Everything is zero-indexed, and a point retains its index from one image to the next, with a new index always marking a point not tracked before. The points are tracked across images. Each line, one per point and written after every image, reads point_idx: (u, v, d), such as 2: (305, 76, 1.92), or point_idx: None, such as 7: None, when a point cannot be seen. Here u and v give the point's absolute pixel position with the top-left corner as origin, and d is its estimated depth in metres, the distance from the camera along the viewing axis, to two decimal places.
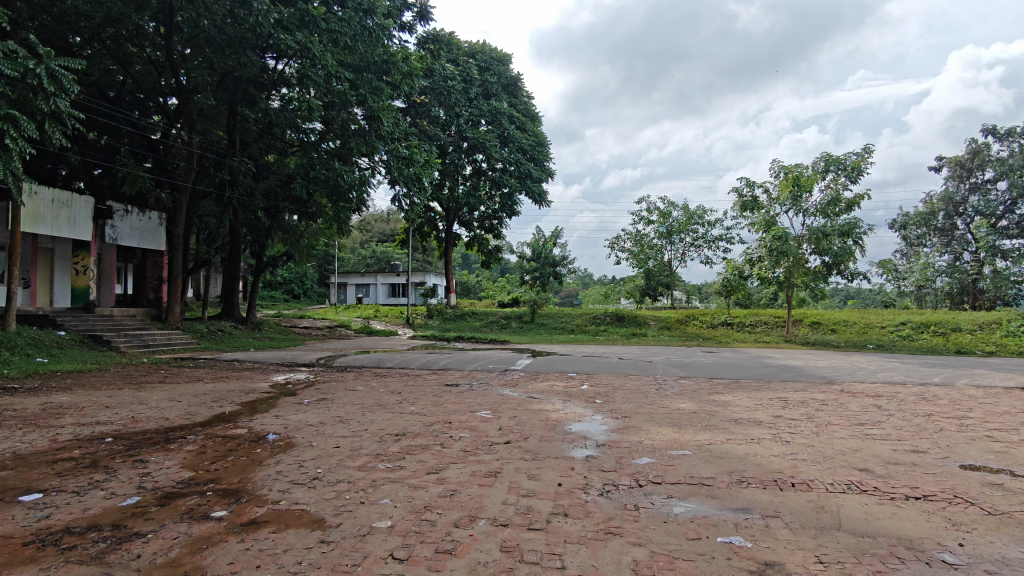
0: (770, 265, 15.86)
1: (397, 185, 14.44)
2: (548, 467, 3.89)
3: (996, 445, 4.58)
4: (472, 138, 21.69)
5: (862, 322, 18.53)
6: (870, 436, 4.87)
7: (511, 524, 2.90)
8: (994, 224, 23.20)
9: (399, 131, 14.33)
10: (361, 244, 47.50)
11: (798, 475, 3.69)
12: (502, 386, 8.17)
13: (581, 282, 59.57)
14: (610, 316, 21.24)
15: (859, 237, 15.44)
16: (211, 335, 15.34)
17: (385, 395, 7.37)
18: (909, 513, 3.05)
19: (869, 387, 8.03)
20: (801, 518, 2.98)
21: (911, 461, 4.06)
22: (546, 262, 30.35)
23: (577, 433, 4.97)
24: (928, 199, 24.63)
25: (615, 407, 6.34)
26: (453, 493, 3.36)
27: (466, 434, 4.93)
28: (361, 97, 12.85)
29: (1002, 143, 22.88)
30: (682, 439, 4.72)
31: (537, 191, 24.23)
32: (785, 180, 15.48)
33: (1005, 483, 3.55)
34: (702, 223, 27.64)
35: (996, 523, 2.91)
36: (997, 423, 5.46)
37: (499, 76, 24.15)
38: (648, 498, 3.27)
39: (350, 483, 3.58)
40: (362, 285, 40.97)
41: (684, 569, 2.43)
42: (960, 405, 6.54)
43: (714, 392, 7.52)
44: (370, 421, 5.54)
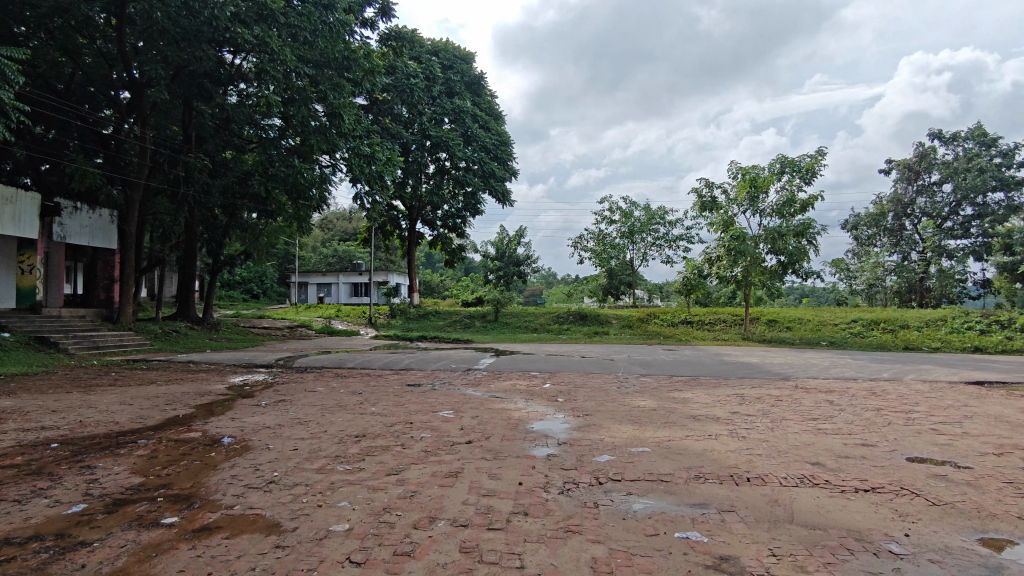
0: (728, 264, 16.19)
1: (358, 182, 14.30)
2: (509, 466, 3.88)
3: (940, 437, 4.76)
4: (435, 137, 21.52)
5: (816, 320, 19.02)
6: (823, 431, 5.01)
7: (471, 524, 2.88)
8: (940, 225, 24.18)
9: (362, 128, 14.13)
10: (323, 243, 46.81)
11: (753, 470, 3.76)
12: (464, 385, 8.11)
13: (545, 281, 59.74)
14: (574, 316, 21.37)
15: (813, 237, 15.86)
16: (164, 336, 14.84)
17: (346, 396, 7.28)
18: (859, 505, 3.14)
19: (821, 383, 8.28)
20: (755, 512, 3.04)
21: (861, 455, 4.18)
22: (509, 262, 30.52)
23: (539, 432, 4.97)
24: (878, 201, 25.54)
25: (576, 406, 6.36)
26: (413, 494, 3.34)
27: (427, 434, 4.89)
28: (322, 93, 12.63)
29: (948, 147, 23.88)
30: (642, 436, 4.77)
31: (500, 190, 24.22)
32: (743, 181, 15.80)
33: (949, 475, 3.69)
34: (663, 223, 28.07)
35: (939, 514, 3.02)
36: (941, 417, 5.69)
37: (463, 74, 24.08)
38: (608, 495, 3.29)
39: (307, 486, 3.51)
40: (323, 284, 40.41)
41: (641, 566, 2.45)
42: (907, 399, 6.77)
43: (674, 389, 7.63)
44: (329, 423, 5.44)
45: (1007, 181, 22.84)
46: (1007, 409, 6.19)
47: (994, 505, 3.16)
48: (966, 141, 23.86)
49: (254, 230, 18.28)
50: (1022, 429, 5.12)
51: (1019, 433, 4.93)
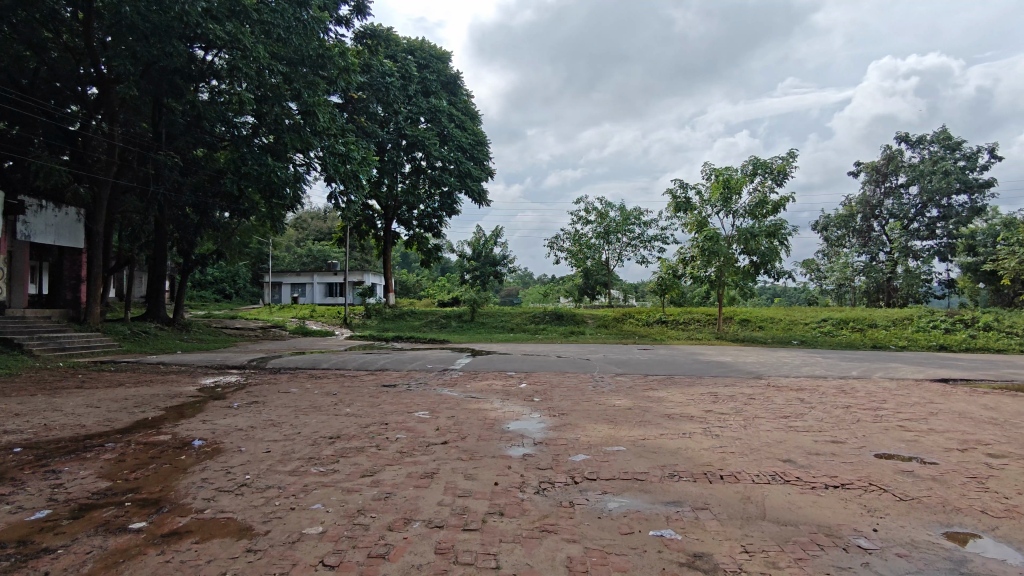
0: (702, 264, 16.40)
1: (333, 182, 14.15)
2: (485, 466, 3.87)
3: (907, 434, 4.87)
4: (411, 136, 21.43)
5: (787, 319, 19.35)
6: (794, 428, 5.09)
7: (446, 525, 2.87)
8: (906, 226, 24.75)
9: (336, 126, 14.01)
10: (297, 242, 46.28)
11: (726, 468, 3.81)
12: (440, 385, 8.10)
13: (522, 281, 59.76)
14: (549, 316, 21.44)
15: (784, 238, 16.11)
16: (133, 338, 14.47)
17: (321, 397, 7.20)
18: (828, 501, 3.20)
19: (792, 381, 8.43)
20: (728, 509, 3.08)
21: (831, 452, 4.26)
22: (486, 261, 30.56)
23: (515, 432, 4.96)
24: (847, 203, 26.07)
25: (552, 406, 6.37)
26: (388, 495, 3.31)
27: (403, 435, 4.86)
28: (296, 91, 12.52)
29: (914, 150, 24.47)
30: (617, 435, 4.80)
31: (477, 190, 24.17)
32: (716, 182, 15.99)
33: (915, 470, 3.78)
34: (638, 223, 28.32)
35: (906, 509, 3.09)
36: (908, 413, 5.83)
37: (439, 73, 24.00)
38: (583, 494, 3.31)
39: (280, 489, 3.46)
40: (297, 284, 39.97)
41: (617, 564, 2.46)
42: (874, 397, 6.93)
43: (649, 388, 7.70)
44: (303, 424, 5.39)
45: (970, 184, 23.50)
46: (970, 405, 6.35)
47: (957, 499, 3.24)
48: (931, 144, 24.46)
49: (226, 230, 18.00)
50: (984, 425, 5.26)
51: (981, 429, 5.07)
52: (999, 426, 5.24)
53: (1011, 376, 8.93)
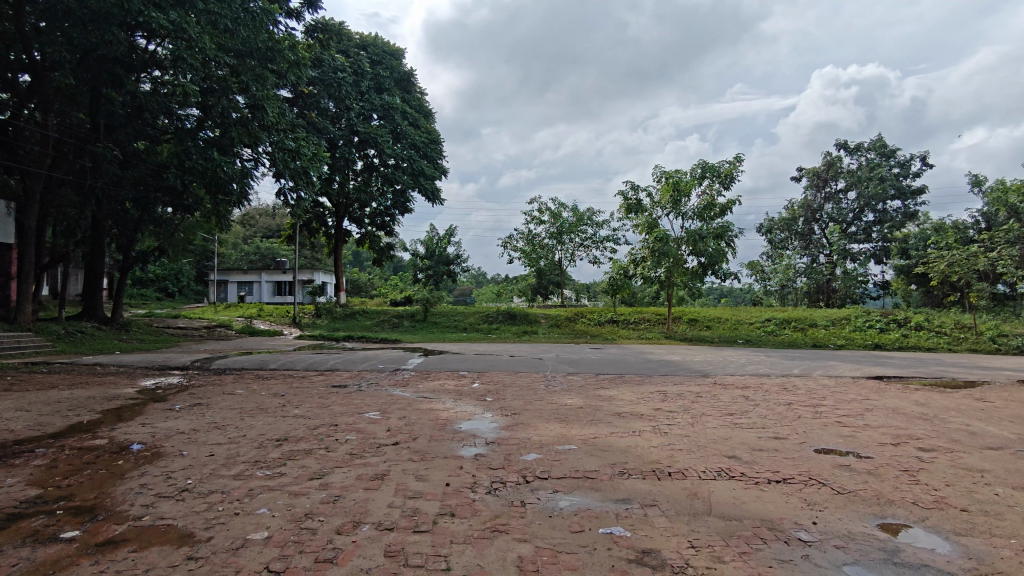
0: (652, 265, 16.66)
1: (282, 178, 13.82)
2: (436, 467, 3.84)
3: (845, 429, 5.07)
4: (363, 133, 21.15)
5: (733, 319, 19.87)
6: (739, 425, 5.23)
7: (397, 527, 2.83)
8: (845, 230, 25.78)
9: (286, 122, 13.69)
10: (244, 239, 45.11)
11: (674, 465, 3.88)
12: (392, 386, 8.02)
13: (475, 281, 59.66)
14: (503, 316, 21.44)
15: (731, 240, 16.55)
16: (68, 338, 13.80)
17: (268, 398, 7.02)
18: (771, 496, 3.29)
19: (738, 379, 8.66)
20: (675, 506, 3.14)
21: (774, 447, 4.39)
22: (439, 260, 30.42)
23: (467, 432, 4.95)
24: (790, 207, 26.94)
25: (504, 405, 6.39)
26: (336, 499, 3.25)
27: (353, 436, 4.79)
28: (244, 84, 12.16)
29: (852, 157, 25.51)
30: (569, 434, 4.82)
31: (430, 188, 23.98)
32: (666, 185, 16.29)
33: (853, 465, 3.92)
34: (591, 224, 28.69)
35: (843, 502, 3.21)
36: (845, 410, 6.07)
37: (392, 70, 23.74)
38: (534, 494, 3.32)
39: (224, 494, 3.35)
40: (243, 282, 38.91)
41: (567, 563, 2.48)
42: (815, 394, 7.19)
43: (600, 388, 7.78)
44: (249, 427, 5.25)
45: (903, 191, 24.64)
46: (903, 402, 6.64)
47: (891, 492, 3.38)
48: (868, 151, 25.55)
49: (169, 225, 17.32)
50: (915, 420, 5.52)
51: (912, 425, 5.32)
52: (928, 421, 5.50)
53: (940, 374, 9.41)
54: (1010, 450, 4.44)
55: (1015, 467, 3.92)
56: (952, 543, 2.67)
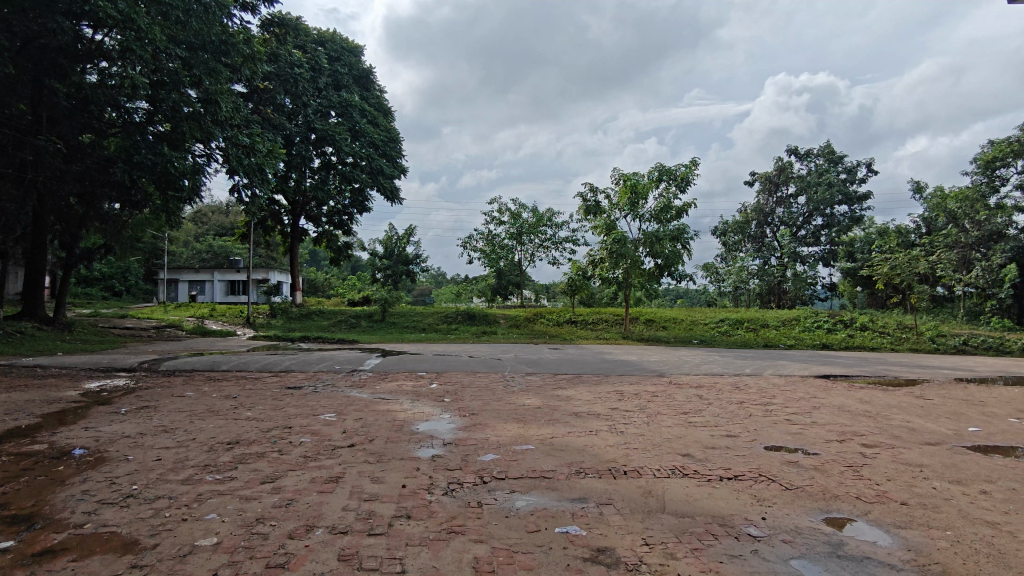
0: (610, 266, 16.86)
1: (236, 175, 13.47)
2: (392, 469, 3.80)
3: (793, 427, 5.22)
4: (321, 130, 20.83)
5: (688, 320, 20.25)
6: (693, 424, 5.32)
7: (351, 531, 2.79)
8: (795, 233, 26.60)
9: (240, 117, 13.39)
10: (196, 237, 43.91)
11: (630, 463, 3.94)
12: (349, 387, 7.90)
13: (436, 281, 59.43)
14: (462, 316, 21.37)
15: (687, 242, 16.89)
16: (4, 337, 13.17)
17: (219, 400, 6.83)
18: (722, 493, 3.36)
19: (692, 379, 8.83)
20: (631, 504, 3.18)
21: (726, 445, 4.48)
22: (398, 260, 30.18)
23: (424, 433, 4.92)
24: (743, 210, 27.65)
25: (462, 405, 6.38)
26: (289, 502, 3.18)
27: (307, 439, 4.70)
28: (196, 78, 11.83)
29: (802, 163, 26.34)
30: (526, 434, 4.84)
31: (389, 187, 23.75)
32: (624, 187, 16.50)
33: (801, 461, 4.04)
34: (550, 225, 28.87)
35: (791, 497, 3.30)
36: (794, 407, 6.26)
37: (350, 67, 23.45)
38: (491, 494, 3.32)
39: (171, 499, 3.25)
40: (195, 281, 37.91)
41: (522, 563, 2.48)
42: (766, 393, 7.37)
43: (558, 387, 7.83)
44: (199, 430, 5.10)
45: (850, 196, 25.58)
46: (848, 400, 6.87)
47: (837, 487, 3.50)
48: (818, 157, 26.41)
49: (117, 222, 16.73)
50: (860, 418, 5.72)
51: (857, 422, 5.50)
52: (872, 418, 5.71)
53: (883, 372, 9.78)
54: (947, 445, 4.64)
55: (951, 462, 4.10)
56: (892, 536, 2.78)
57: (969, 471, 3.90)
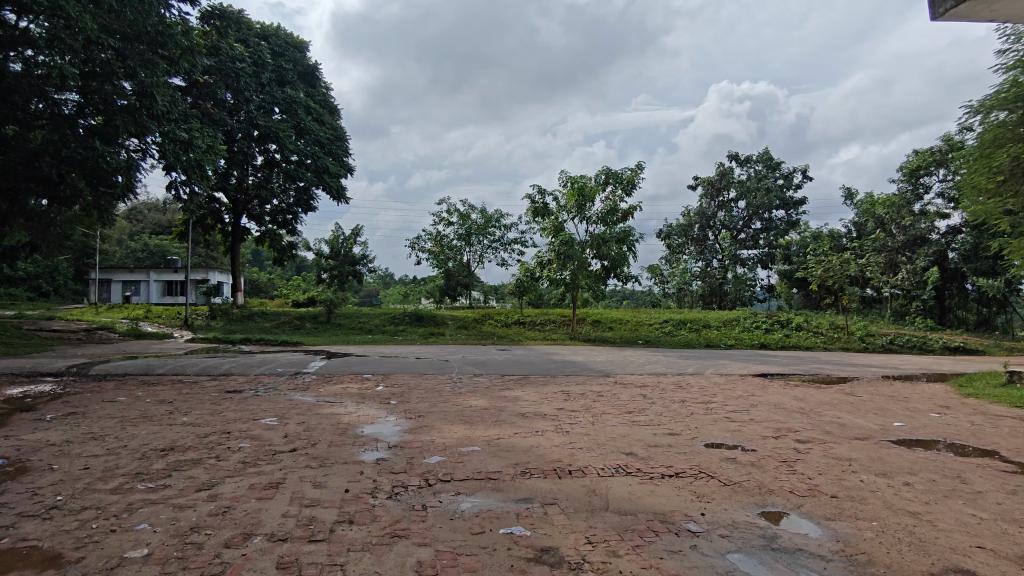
0: (558, 267, 17.01)
1: (174, 171, 12.99)
2: (335, 474, 3.73)
3: (732, 424, 5.38)
4: (264, 127, 20.31)
5: (634, 321, 20.62)
6: (637, 423, 5.42)
7: (291, 538, 2.73)
8: (735, 236, 27.45)
9: (178, 111, 12.89)
10: (130, 235, 42.09)
11: (575, 463, 3.98)
12: (292, 390, 7.71)
13: (384, 282, 58.74)
14: (409, 317, 21.19)
15: (632, 245, 17.21)
16: None
17: (153, 406, 6.56)
18: (664, 490, 3.44)
19: (637, 379, 9.00)
20: (575, 503, 3.21)
21: (668, 443, 4.58)
22: (344, 260, 29.66)
23: (369, 436, 4.84)
24: (686, 214, 28.35)
25: (409, 407, 6.32)
26: (226, 510, 3.08)
27: (247, 444, 4.56)
28: (131, 69, 11.30)
29: (742, 168, 27.22)
30: (473, 435, 4.84)
31: (335, 186, 23.27)
32: (571, 190, 16.67)
33: (738, 458, 4.16)
34: (499, 226, 28.89)
35: (729, 493, 3.40)
36: (734, 405, 6.45)
37: (295, 62, 22.95)
38: (437, 496, 3.30)
39: (99, 510, 3.10)
40: (129, 281, 36.40)
41: (467, 565, 2.47)
42: (707, 391, 7.59)
43: (505, 388, 7.85)
44: (131, 436, 4.88)
45: (787, 201, 26.57)
46: (784, 397, 7.13)
47: (772, 482, 3.62)
48: (756, 163, 27.36)
49: (43, 219, 15.83)
50: (795, 414, 5.94)
51: (791, 418, 5.72)
52: (806, 415, 5.94)
53: (817, 371, 10.20)
54: (873, 440, 4.86)
55: (877, 455, 4.30)
56: (823, 528, 2.90)
57: (894, 464, 4.10)
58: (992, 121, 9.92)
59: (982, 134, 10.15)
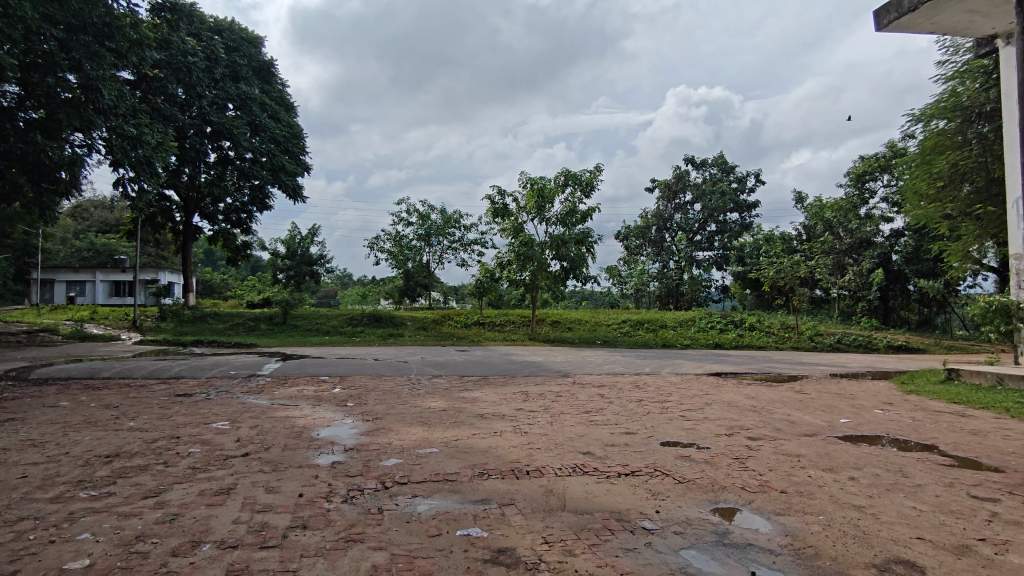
0: (518, 268, 17.05)
1: (121, 168, 12.54)
2: (289, 478, 3.65)
3: (687, 423, 5.48)
4: (217, 123, 19.79)
5: (592, 321, 20.82)
6: (595, 422, 5.47)
7: (241, 545, 2.65)
8: (691, 238, 27.98)
9: (126, 106, 12.45)
10: (74, 233, 40.45)
11: (532, 463, 3.99)
12: (245, 393, 7.53)
13: (341, 283, 57.91)
14: (367, 318, 20.97)
15: (591, 246, 17.38)
16: None
17: (98, 411, 6.30)
18: (620, 488, 3.48)
19: (595, 378, 9.09)
20: (532, 503, 3.22)
21: (625, 442, 4.63)
22: (301, 260, 29.14)
23: (325, 439, 4.77)
24: (643, 216, 28.74)
25: (366, 410, 6.23)
26: (174, 518, 2.98)
27: (197, 449, 4.43)
28: (75, 62, 10.82)
29: (698, 172, 27.77)
30: (431, 437, 4.81)
31: (292, 185, 22.75)
32: (531, 191, 16.72)
33: (693, 456, 4.24)
34: (459, 227, 28.77)
35: (683, 490, 3.46)
36: (689, 404, 6.58)
37: (250, 58, 22.39)
38: (393, 499, 3.26)
39: (38, 520, 2.97)
40: (74, 281, 35.01)
41: (422, 568, 2.45)
42: (663, 390, 7.71)
43: (464, 389, 7.82)
44: (74, 443, 4.69)
45: (741, 205, 27.22)
46: (737, 396, 7.31)
47: (724, 478, 3.70)
48: (712, 167, 27.94)
49: None
50: (747, 412, 6.09)
51: (744, 416, 5.86)
52: (758, 413, 6.10)
53: (769, 369, 10.47)
54: (821, 436, 5.02)
55: (825, 451, 4.44)
56: (773, 523, 2.97)
57: (840, 459, 4.24)
58: (934, 128, 10.44)
59: (924, 141, 10.65)
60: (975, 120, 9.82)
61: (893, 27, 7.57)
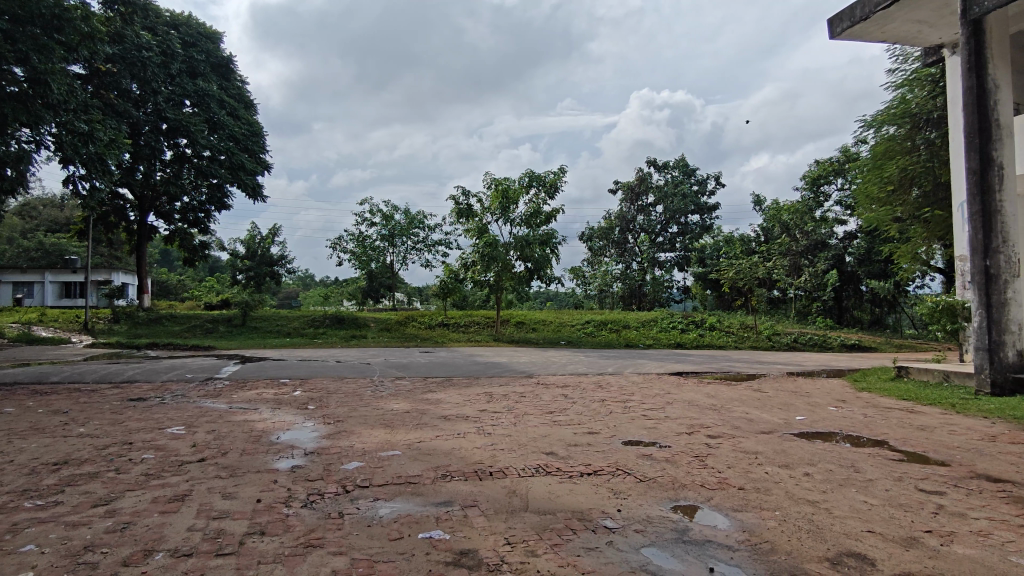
0: (482, 269, 17.03)
1: (72, 164, 12.12)
2: (246, 483, 3.57)
3: (649, 422, 5.54)
4: (173, 120, 19.27)
5: (556, 322, 20.94)
6: (558, 422, 5.49)
7: (196, 553, 2.59)
8: (654, 239, 28.37)
9: (76, 100, 12.03)
10: (21, 232, 38.92)
11: (495, 464, 3.99)
12: (202, 397, 7.34)
13: (303, 283, 56.97)
14: (329, 319, 20.70)
15: (555, 247, 17.47)
16: None
17: (46, 417, 6.06)
18: (582, 488, 3.50)
19: (559, 378, 9.13)
20: (495, 504, 3.21)
21: (587, 442, 4.66)
22: (261, 261, 28.60)
23: (285, 442, 4.68)
24: (607, 217, 28.99)
25: (327, 413, 6.13)
26: (125, 526, 2.89)
27: (150, 454, 4.30)
28: (22, 54, 10.40)
29: (659, 174, 28.17)
30: (394, 439, 4.76)
31: (251, 184, 22.27)
32: (495, 192, 16.72)
33: (654, 454, 4.29)
34: (423, 227, 28.60)
35: (643, 489, 3.50)
36: (650, 403, 6.66)
37: (208, 53, 21.84)
38: (354, 503, 3.22)
39: None
40: (21, 282, 33.68)
41: (382, 572, 2.42)
42: (625, 390, 7.79)
43: (427, 391, 7.77)
44: (18, 450, 4.50)
45: (701, 207, 27.73)
46: (698, 395, 7.43)
47: (684, 476, 3.75)
48: (673, 169, 28.38)
49: None
50: (707, 411, 6.20)
51: (704, 415, 5.95)
52: (718, 411, 6.21)
53: (729, 368, 10.68)
54: (778, 433, 5.14)
55: (781, 449, 4.54)
56: (731, 519, 3.03)
57: (796, 455, 4.35)
58: (885, 134, 10.74)
59: (876, 146, 10.97)
60: (924, 126, 10.18)
61: (845, 35, 7.80)
